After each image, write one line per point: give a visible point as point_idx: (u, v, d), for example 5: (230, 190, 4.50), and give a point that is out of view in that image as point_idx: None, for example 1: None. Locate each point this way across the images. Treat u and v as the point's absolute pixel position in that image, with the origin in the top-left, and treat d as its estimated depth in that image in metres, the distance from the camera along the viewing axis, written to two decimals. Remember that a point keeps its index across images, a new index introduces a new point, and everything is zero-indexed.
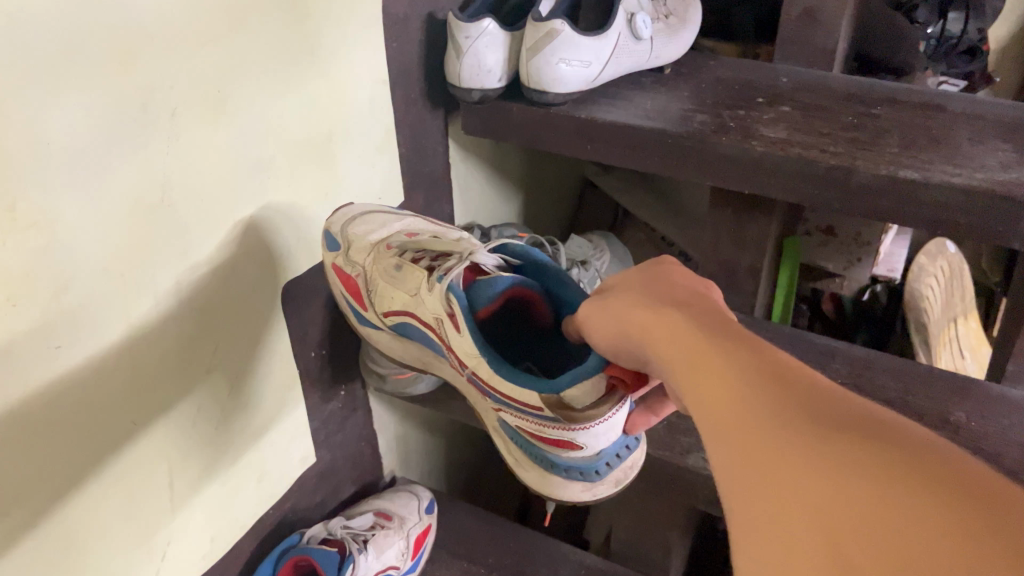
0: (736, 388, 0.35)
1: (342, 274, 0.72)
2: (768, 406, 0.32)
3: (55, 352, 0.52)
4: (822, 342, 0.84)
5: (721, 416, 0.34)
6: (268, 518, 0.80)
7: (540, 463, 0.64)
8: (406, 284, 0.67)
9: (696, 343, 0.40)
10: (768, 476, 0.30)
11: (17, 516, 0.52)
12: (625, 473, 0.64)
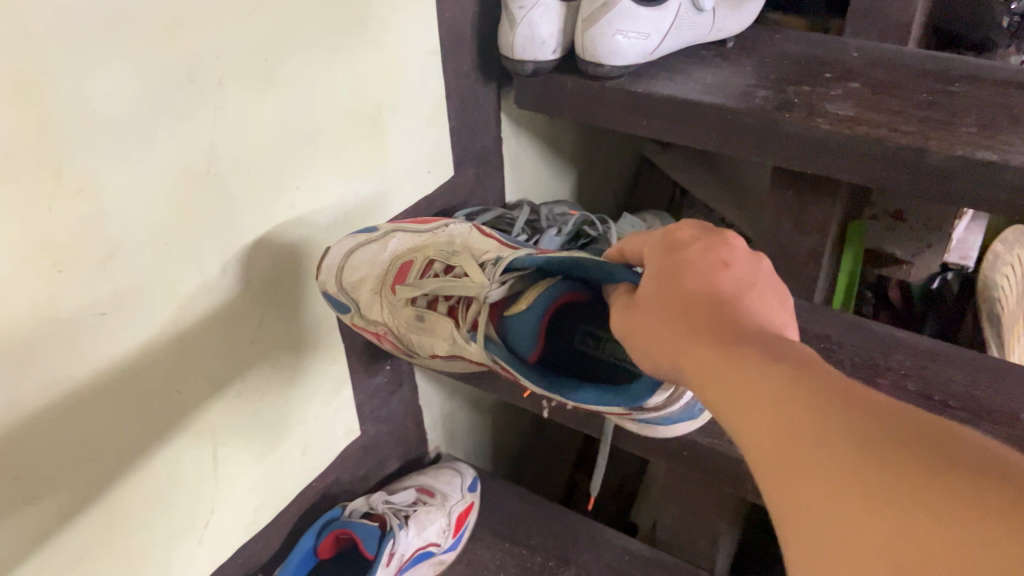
0: (759, 401, 0.32)
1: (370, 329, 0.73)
2: (800, 421, 0.30)
3: (100, 319, 0.52)
4: (886, 331, 0.80)
5: (753, 436, 0.32)
6: (311, 490, 0.80)
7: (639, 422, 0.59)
8: (438, 334, 0.68)
9: (718, 337, 0.38)
10: (817, 507, 0.28)
11: (63, 481, 0.53)
12: None
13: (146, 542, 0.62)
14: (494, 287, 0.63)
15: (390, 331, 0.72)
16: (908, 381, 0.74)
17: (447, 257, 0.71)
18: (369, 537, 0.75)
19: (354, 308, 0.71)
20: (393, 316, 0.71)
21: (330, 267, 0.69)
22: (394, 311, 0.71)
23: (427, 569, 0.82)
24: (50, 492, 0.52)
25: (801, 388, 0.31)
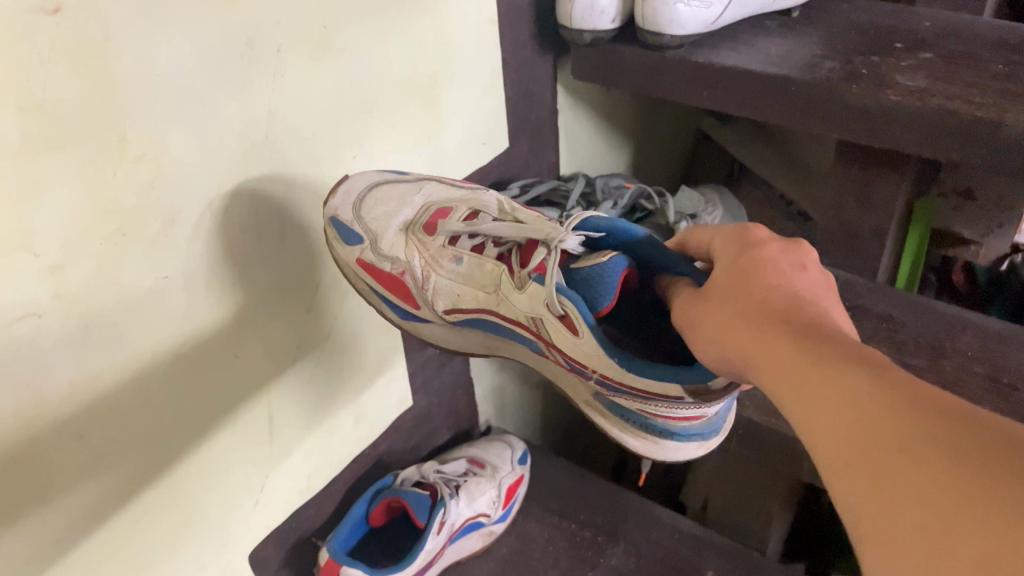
0: (850, 408, 0.32)
1: (374, 271, 0.65)
2: (894, 429, 0.30)
3: (163, 283, 0.53)
4: (953, 311, 0.78)
5: (839, 444, 0.32)
6: (364, 458, 0.81)
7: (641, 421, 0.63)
8: (482, 281, 0.63)
9: (801, 340, 0.38)
10: (915, 515, 0.28)
11: (127, 439, 0.54)
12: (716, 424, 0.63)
13: (205, 504, 0.63)
14: (570, 234, 0.59)
15: (411, 271, 0.65)
16: (976, 364, 0.71)
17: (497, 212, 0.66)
18: (421, 505, 0.76)
19: (366, 242, 0.65)
20: (423, 256, 0.66)
21: (345, 193, 0.64)
22: (427, 250, 0.66)
23: (477, 538, 0.83)
24: (114, 451, 0.54)
25: (896, 399, 0.31)
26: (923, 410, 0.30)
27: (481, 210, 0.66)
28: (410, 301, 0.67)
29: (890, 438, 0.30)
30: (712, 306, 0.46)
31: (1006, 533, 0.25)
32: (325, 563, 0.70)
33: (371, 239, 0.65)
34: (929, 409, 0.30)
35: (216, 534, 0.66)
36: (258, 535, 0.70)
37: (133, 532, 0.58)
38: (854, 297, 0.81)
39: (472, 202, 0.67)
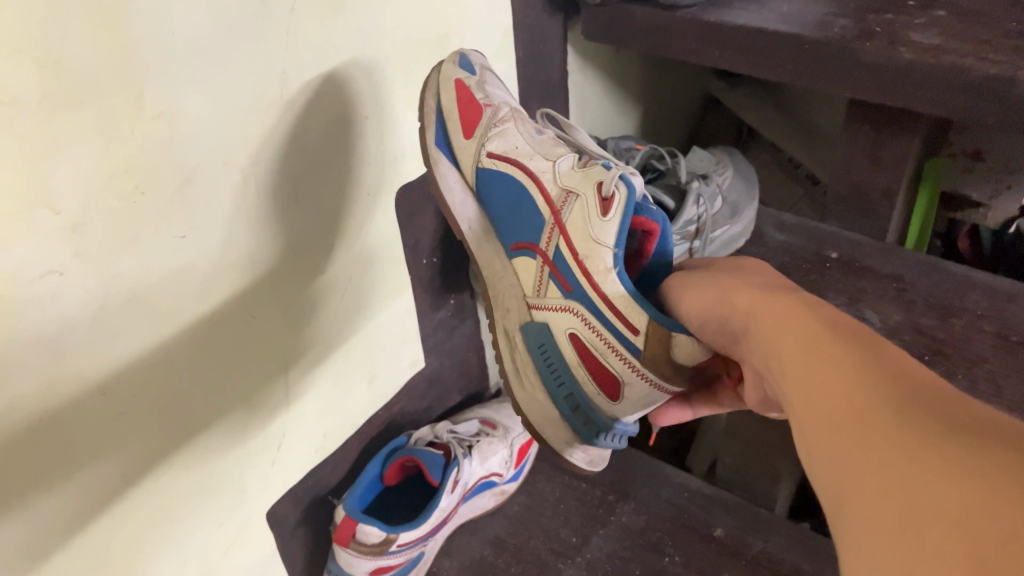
0: (829, 364, 0.38)
1: (460, 93, 0.67)
2: (862, 378, 0.35)
3: (179, 243, 0.54)
4: (961, 271, 0.78)
5: (817, 393, 0.37)
6: (378, 418, 0.82)
7: (551, 387, 0.66)
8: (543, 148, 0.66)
9: (798, 312, 0.43)
10: (856, 445, 0.33)
11: (148, 397, 0.55)
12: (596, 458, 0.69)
13: (224, 462, 0.64)
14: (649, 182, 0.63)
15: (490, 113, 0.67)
16: (986, 323, 0.72)
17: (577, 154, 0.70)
18: (434, 465, 0.77)
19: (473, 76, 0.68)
20: (509, 112, 0.68)
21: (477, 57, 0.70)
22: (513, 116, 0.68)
23: (489, 496, 0.85)
24: (136, 408, 0.54)
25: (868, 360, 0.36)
26: (887, 370, 0.35)
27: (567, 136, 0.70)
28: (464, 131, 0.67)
29: (886, 417, 0.32)
30: (717, 283, 0.51)
31: (910, 454, 0.30)
32: (342, 520, 0.71)
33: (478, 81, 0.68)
34: (895, 377, 0.35)
35: (234, 491, 0.67)
36: (275, 493, 0.72)
37: (156, 488, 0.59)
38: (864, 257, 0.81)
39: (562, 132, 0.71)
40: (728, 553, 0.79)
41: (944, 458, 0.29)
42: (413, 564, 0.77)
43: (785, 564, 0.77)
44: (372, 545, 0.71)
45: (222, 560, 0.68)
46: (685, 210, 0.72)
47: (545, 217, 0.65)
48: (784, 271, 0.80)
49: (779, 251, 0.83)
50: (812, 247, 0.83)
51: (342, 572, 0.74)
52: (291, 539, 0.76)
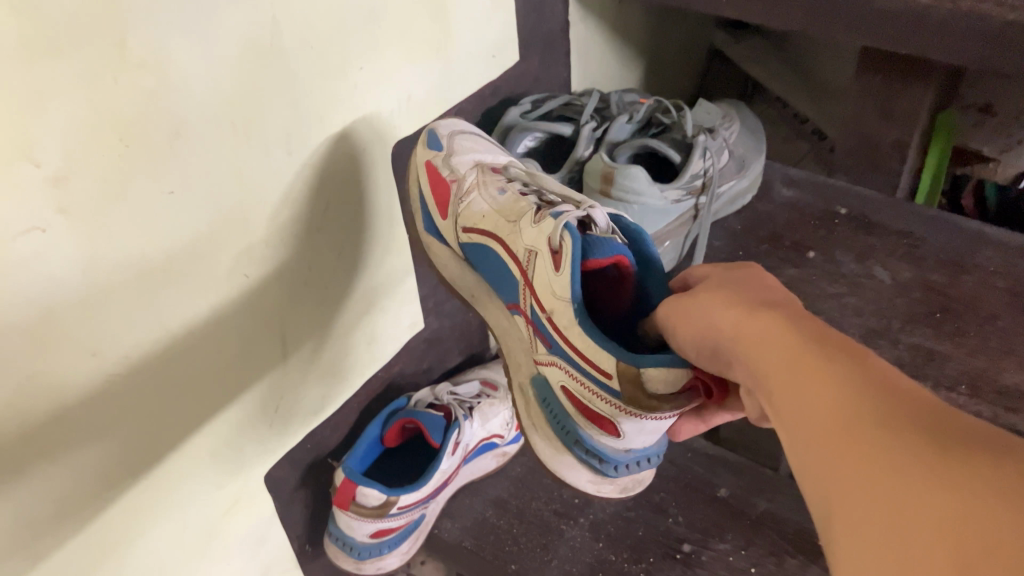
0: (807, 369, 0.35)
1: (433, 175, 0.67)
2: (842, 388, 0.33)
3: (168, 199, 0.51)
4: (971, 226, 0.76)
5: (792, 401, 0.35)
6: (377, 379, 0.81)
7: (563, 437, 0.60)
8: (506, 210, 0.61)
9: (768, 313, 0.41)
10: (841, 458, 0.31)
11: (140, 360, 0.53)
12: (633, 483, 0.60)
13: (223, 426, 0.63)
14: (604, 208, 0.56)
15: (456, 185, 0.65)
16: (998, 279, 0.70)
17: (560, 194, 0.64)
18: (435, 427, 0.76)
19: (441, 153, 0.67)
20: (476, 178, 0.65)
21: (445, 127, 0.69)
22: (481, 181, 0.65)
23: (490, 456, 0.84)
24: (128, 370, 0.53)
25: (844, 368, 0.34)
26: (867, 379, 0.33)
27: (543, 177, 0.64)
28: (441, 211, 0.67)
29: (871, 431, 0.30)
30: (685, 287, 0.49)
31: (901, 476, 0.28)
32: (341, 483, 0.70)
33: (446, 152, 0.67)
34: (878, 386, 0.32)
35: (232, 455, 0.65)
36: (274, 456, 0.70)
37: (151, 453, 0.57)
38: (874, 213, 0.79)
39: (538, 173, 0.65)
40: (732, 513, 0.78)
41: (941, 477, 0.27)
42: (415, 525, 0.76)
43: (790, 523, 0.77)
44: (372, 508, 0.70)
45: (221, 524, 0.67)
46: (691, 163, 0.69)
47: (518, 279, 0.61)
48: (791, 228, 0.78)
49: (787, 207, 0.81)
50: (820, 203, 0.81)
51: (343, 535, 0.73)
52: (291, 501, 0.75)
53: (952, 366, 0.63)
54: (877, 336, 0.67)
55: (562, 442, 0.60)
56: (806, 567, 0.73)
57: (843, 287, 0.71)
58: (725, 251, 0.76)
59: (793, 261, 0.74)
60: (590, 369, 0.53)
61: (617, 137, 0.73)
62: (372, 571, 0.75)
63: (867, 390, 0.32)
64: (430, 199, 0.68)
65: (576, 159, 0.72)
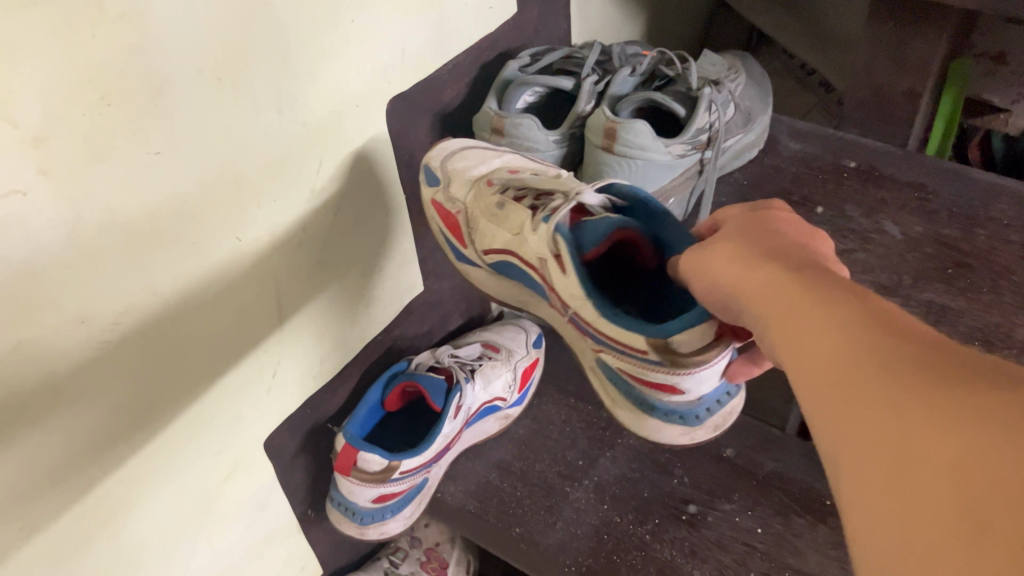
0: (808, 317, 0.34)
1: (443, 212, 0.68)
2: (844, 331, 0.31)
3: (154, 158, 0.49)
4: (985, 177, 0.74)
5: (796, 351, 0.34)
6: (376, 343, 0.79)
7: (636, 405, 0.58)
8: (508, 224, 0.60)
9: (774, 264, 0.39)
10: (842, 408, 0.29)
11: (130, 326, 0.52)
12: (725, 418, 0.57)
13: (220, 393, 0.62)
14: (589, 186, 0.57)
15: (463, 210, 0.65)
16: (1012, 232, 0.69)
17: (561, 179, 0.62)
18: (436, 391, 0.75)
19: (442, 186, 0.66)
20: (474, 198, 0.64)
21: (439, 150, 0.68)
22: (479, 196, 0.63)
23: (492, 419, 0.83)
24: (118, 336, 0.51)
25: (849, 311, 0.32)
26: (866, 320, 0.31)
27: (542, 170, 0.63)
28: (460, 238, 0.68)
29: (872, 373, 0.29)
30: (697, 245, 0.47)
31: (903, 419, 0.26)
32: (342, 448, 0.69)
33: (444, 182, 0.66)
34: (880, 325, 0.31)
35: (230, 422, 0.64)
36: (273, 422, 0.69)
37: (146, 421, 0.56)
38: (884, 166, 0.77)
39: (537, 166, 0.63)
40: (738, 473, 0.77)
41: (941, 413, 0.25)
42: (418, 490, 0.76)
43: (796, 483, 0.76)
44: (374, 473, 0.69)
45: (221, 491, 0.66)
46: (697, 116, 0.66)
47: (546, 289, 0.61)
48: (799, 182, 0.76)
49: (796, 161, 0.78)
50: (830, 157, 0.79)
51: (345, 500, 0.72)
52: (292, 467, 0.74)
53: (965, 322, 0.62)
54: (887, 292, 0.65)
55: (637, 411, 0.58)
56: (813, 526, 0.72)
57: (853, 242, 0.69)
58: (731, 207, 0.74)
59: (801, 217, 0.72)
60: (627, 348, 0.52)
61: (620, 91, 0.71)
62: (375, 536, 0.75)
63: (864, 326, 0.31)
64: (448, 232, 0.69)
65: (577, 114, 0.69)
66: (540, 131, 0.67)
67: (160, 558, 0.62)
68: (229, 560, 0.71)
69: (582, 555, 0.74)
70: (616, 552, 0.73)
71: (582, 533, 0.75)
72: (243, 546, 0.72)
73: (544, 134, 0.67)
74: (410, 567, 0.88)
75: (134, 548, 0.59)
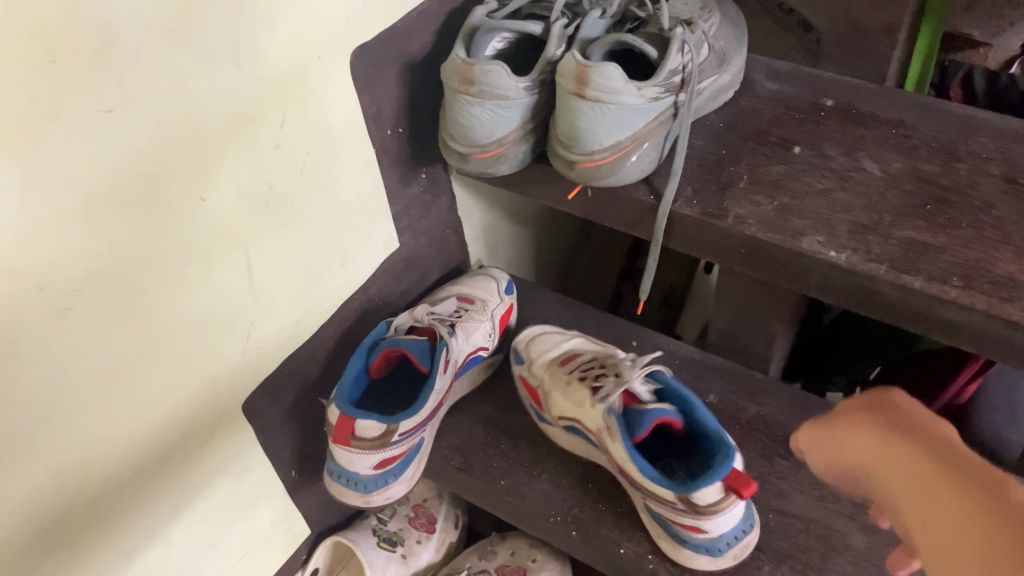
0: (912, 495, 0.45)
1: (528, 386, 0.78)
2: (933, 504, 0.44)
3: (107, 118, 0.47)
4: (964, 111, 0.73)
5: (912, 527, 0.44)
6: (352, 302, 0.78)
7: (671, 534, 0.66)
8: (573, 399, 0.71)
9: (923, 459, 0.47)
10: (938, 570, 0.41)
11: (92, 293, 0.50)
12: (743, 550, 0.65)
13: (191, 354, 0.61)
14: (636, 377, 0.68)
15: (540, 386, 0.76)
16: (992, 166, 0.68)
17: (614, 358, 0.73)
18: (420, 351, 0.74)
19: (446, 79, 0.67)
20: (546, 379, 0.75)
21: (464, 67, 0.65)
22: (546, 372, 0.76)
23: (474, 369, 0.83)
24: (81, 303, 0.50)
25: (983, 521, 0.40)
26: (1001, 532, 0.39)
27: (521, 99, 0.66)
28: (537, 403, 0.77)
29: (953, 544, 0.41)
30: (834, 424, 0.56)
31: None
32: (337, 419, 0.67)
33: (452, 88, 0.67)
34: (1001, 525, 0.39)
35: (205, 385, 0.63)
36: (250, 385, 0.69)
37: (117, 386, 0.55)
38: (862, 104, 0.76)
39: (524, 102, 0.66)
40: (721, 418, 0.78)
41: None
42: (416, 450, 0.75)
43: (780, 426, 0.77)
44: (374, 438, 0.68)
45: (200, 456, 0.66)
46: (669, 58, 0.65)
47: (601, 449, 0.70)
48: (777, 123, 0.75)
49: (773, 102, 0.77)
50: (807, 96, 0.77)
51: (345, 471, 0.71)
52: (273, 430, 0.74)
53: (944, 258, 0.61)
54: (867, 231, 0.64)
55: (672, 539, 0.66)
56: (797, 468, 0.74)
57: (831, 182, 0.68)
58: (707, 150, 0.73)
59: (779, 158, 0.71)
60: (660, 497, 0.63)
61: (590, 34, 0.69)
62: (380, 502, 0.74)
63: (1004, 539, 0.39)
64: (531, 399, 0.78)
65: (548, 60, 0.67)
66: (509, 78, 0.64)
67: (140, 524, 0.62)
68: (213, 524, 0.71)
69: (569, 505, 0.74)
70: (602, 502, 0.73)
71: (567, 484, 0.75)
72: (228, 510, 0.72)
73: (513, 81, 0.65)
74: (398, 524, 0.88)
75: (114, 514, 0.59)
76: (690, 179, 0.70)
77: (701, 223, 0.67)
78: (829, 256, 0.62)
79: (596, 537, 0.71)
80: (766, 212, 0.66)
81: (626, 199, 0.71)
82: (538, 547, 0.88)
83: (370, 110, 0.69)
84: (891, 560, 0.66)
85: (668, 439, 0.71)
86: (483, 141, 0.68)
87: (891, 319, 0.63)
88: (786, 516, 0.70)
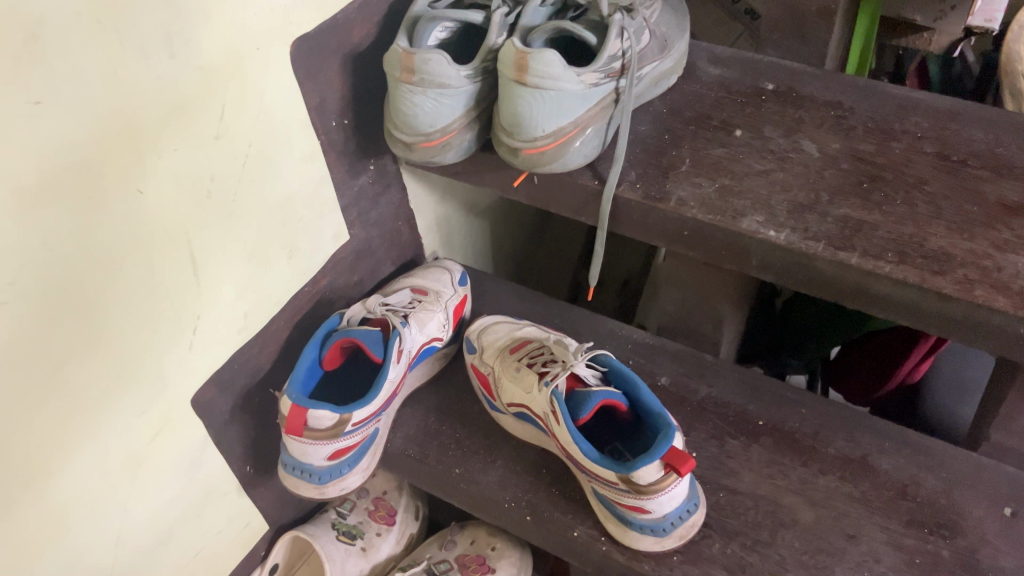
0: None
1: (479, 373, 0.79)
2: None
3: (35, 110, 0.47)
4: (900, 92, 0.75)
5: None
6: (301, 294, 0.78)
7: (618, 517, 0.66)
8: (521, 384, 0.71)
9: None
10: None
11: (27, 286, 0.50)
12: (688, 530, 0.66)
13: (135, 348, 0.60)
14: (580, 360, 0.69)
15: (490, 373, 0.77)
16: (926, 144, 0.69)
17: (559, 345, 0.73)
18: (373, 341, 0.73)
19: (390, 70, 0.66)
20: (495, 367, 0.76)
21: (409, 59, 0.64)
22: (496, 359, 0.76)
23: (429, 360, 0.83)
24: (16, 298, 0.49)
25: None
26: None
27: (461, 85, 0.66)
28: (489, 393, 0.78)
29: None
30: None
31: None
32: (290, 410, 0.66)
33: (396, 79, 0.66)
34: None
35: (151, 379, 0.63)
36: (198, 379, 0.68)
37: (57, 380, 0.54)
38: (802, 86, 0.77)
39: (463, 87, 0.66)
40: (673, 400, 0.79)
41: None
42: (370, 440, 0.75)
43: (730, 406, 0.79)
44: (327, 429, 0.68)
45: (149, 451, 0.66)
46: (608, 43, 0.66)
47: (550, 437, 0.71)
48: (718, 107, 0.76)
49: (714, 86, 0.78)
50: (748, 79, 0.78)
51: (299, 462, 0.71)
52: (224, 425, 0.74)
53: (880, 234, 0.62)
54: (805, 210, 0.65)
55: (619, 522, 0.66)
56: (747, 446, 0.75)
57: (771, 163, 0.69)
58: (650, 135, 0.74)
59: (720, 141, 0.72)
60: (603, 477, 0.63)
61: (531, 22, 0.69)
62: (335, 492, 0.74)
63: None
64: (482, 389, 0.79)
65: (489, 48, 0.68)
66: (450, 66, 0.64)
67: (90, 520, 0.62)
68: (165, 521, 0.70)
69: (522, 491, 0.74)
70: (555, 486, 0.74)
71: (522, 470, 0.76)
72: (179, 507, 0.72)
73: (454, 69, 0.65)
74: (358, 517, 0.88)
75: (61, 511, 0.59)
76: (634, 164, 0.71)
77: (644, 206, 0.68)
78: (768, 236, 0.63)
79: (550, 521, 0.72)
80: (707, 193, 0.67)
81: (570, 184, 0.72)
82: (497, 535, 0.89)
83: (312, 104, 0.69)
84: (838, 533, 0.67)
85: (616, 424, 0.72)
86: (428, 130, 0.68)
87: (832, 295, 0.64)
88: (736, 494, 0.71)
